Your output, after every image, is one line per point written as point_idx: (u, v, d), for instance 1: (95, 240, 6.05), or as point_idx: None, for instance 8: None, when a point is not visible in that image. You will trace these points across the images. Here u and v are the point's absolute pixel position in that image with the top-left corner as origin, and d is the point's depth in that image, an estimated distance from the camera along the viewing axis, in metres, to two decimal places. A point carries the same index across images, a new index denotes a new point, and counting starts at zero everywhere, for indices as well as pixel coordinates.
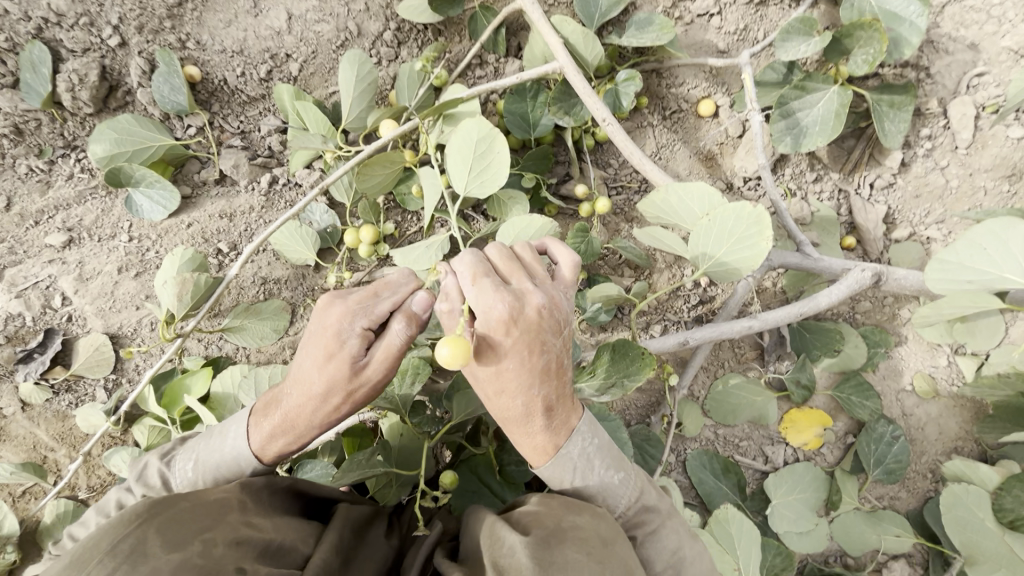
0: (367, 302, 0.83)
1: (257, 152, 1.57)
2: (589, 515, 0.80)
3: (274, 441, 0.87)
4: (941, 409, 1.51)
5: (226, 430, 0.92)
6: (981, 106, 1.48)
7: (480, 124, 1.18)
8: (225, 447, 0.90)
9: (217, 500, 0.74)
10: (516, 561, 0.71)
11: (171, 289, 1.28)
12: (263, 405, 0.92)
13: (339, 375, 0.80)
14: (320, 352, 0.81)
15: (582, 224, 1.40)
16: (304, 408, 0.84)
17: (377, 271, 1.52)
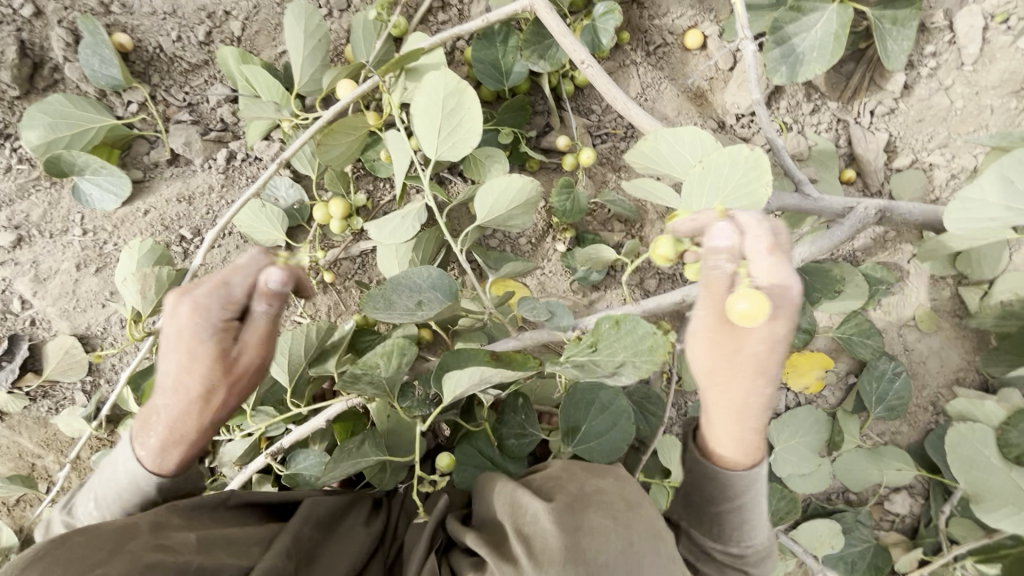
0: (208, 288, 0.79)
1: (208, 126, 1.43)
2: (613, 480, 0.84)
3: (167, 454, 0.86)
4: (943, 341, 1.49)
5: (114, 458, 0.89)
6: (990, 16, 1.39)
7: (446, 76, 1.05)
8: (115, 479, 0.88)
9: (118, 528, 0.73)
10: (540, 528, 0.75)
11: (133, 286, 1.19)
12: (142, 416, 0.88)
13: (209, 367, 0.80)
14: (183, 352, 0.80)
15: (566, 179, 1.32)
16: (185, 413, 0.83)
17: (353, 246, 1.43)
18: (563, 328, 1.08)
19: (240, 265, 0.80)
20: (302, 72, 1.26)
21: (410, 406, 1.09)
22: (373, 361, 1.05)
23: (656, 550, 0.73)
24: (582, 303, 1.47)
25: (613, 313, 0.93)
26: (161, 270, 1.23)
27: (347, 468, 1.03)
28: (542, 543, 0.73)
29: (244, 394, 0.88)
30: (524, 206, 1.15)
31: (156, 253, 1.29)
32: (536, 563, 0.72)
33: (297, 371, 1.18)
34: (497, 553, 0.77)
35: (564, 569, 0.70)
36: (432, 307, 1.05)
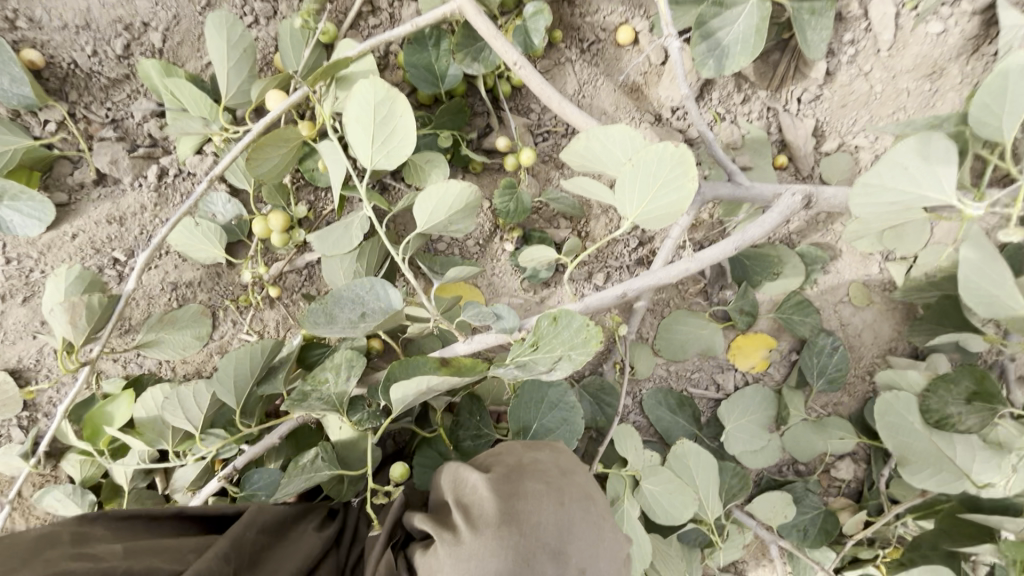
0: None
1: (136, 142, 1.38)
2: (548, 451, 0.90)
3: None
4: (876, 314, 1.58)
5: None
6: (901, 2, 1.42)
7: (376, 85, 1.04)
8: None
9: (40, 538, 0.77)
10: (479, 498, 0.81)
11: (61, 315, 1.14)
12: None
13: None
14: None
15: (508, 180, 1.33)
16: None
17: (297, 258, 1.40)
18: (510, 331, 1.09)
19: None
20: (227, 84, 1.22)
21: (361, 419, 1.07)
22: (321, 378, 1.09)
23: (586, 508, 0.80)
24: (533, 301, 1.49)
25: (551, 310, 0.99)
26: (92, 297, 1.18)
27: (300, 483, 1.02)
28: (478, 509, 0.80)
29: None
30: (464, 211, 1.16)
31: (85, 277, 1.23)
32: (473, 526, 0.78)
33: (244, 392, 1.16)
34: (440, 525, 0.83)
35: (498, 530, 0.76)
36: (375, 318, 1.03)
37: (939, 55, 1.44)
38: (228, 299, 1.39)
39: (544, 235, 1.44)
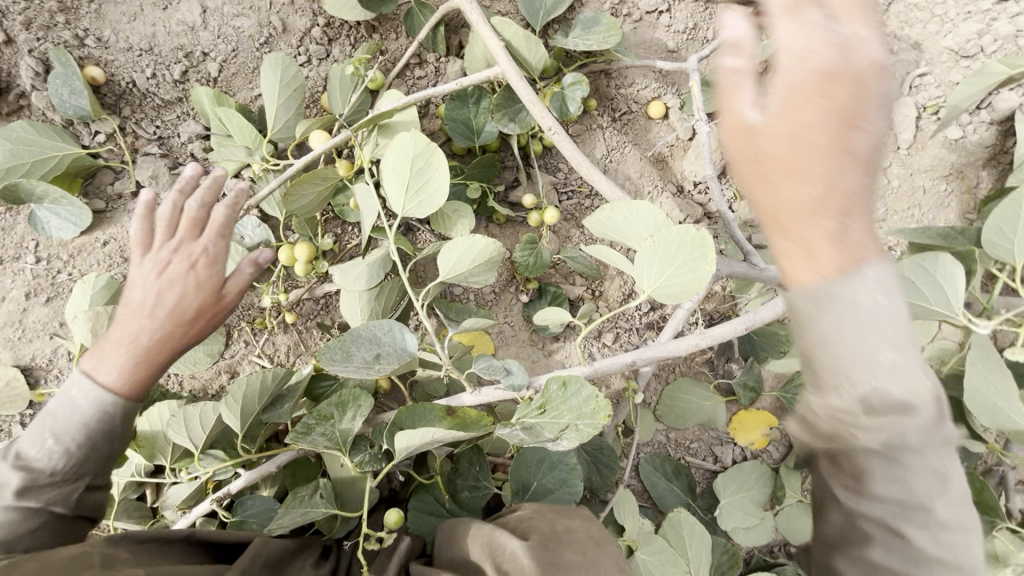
0: (143, 220, 0.91)
1: (178, 160, 1.44)
2: (579, 519, 0.88)
3: (133, 375, 0.89)
4: None
5: (67, 396, 0.88)
6: (922, 106, 1.52)
7: (417, 137, 1.10)
8: (76, 408, 0.88)
9: (71, 557, 0.74)
10: (519, 564, 0.78)
11: (82, 324, 1.19)
12: (97, 350, 0.90)
13: (207, 297, 0.92)
14: (186, 283, 0.90)
15: (530, 236, 1.37)
16: (166, 332, 0.89)
17: (316, 288, 1.43)
18: (518, 387, 1.11)
19: (222, 223, 0.92)
20: (274, 119, 1.28)
21: (362, 462, 1.06)
22: (328, 413, 1.10)
23: None
24: (540, 353, 1.52)
25: (561, 374, 1.02)
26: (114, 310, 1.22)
27: (297, 516, 1.03)
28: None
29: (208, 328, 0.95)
30: (487, 265, 1.19)
31: (109, 287, 1.27)
32: None
33: (250, 418, 1.17)
34: None
35: None
36: (389, 361, 1.05)
37: (956, 159, 1.50)
38: (245, 320, 1.42)
39: (560, 292, 1.47)
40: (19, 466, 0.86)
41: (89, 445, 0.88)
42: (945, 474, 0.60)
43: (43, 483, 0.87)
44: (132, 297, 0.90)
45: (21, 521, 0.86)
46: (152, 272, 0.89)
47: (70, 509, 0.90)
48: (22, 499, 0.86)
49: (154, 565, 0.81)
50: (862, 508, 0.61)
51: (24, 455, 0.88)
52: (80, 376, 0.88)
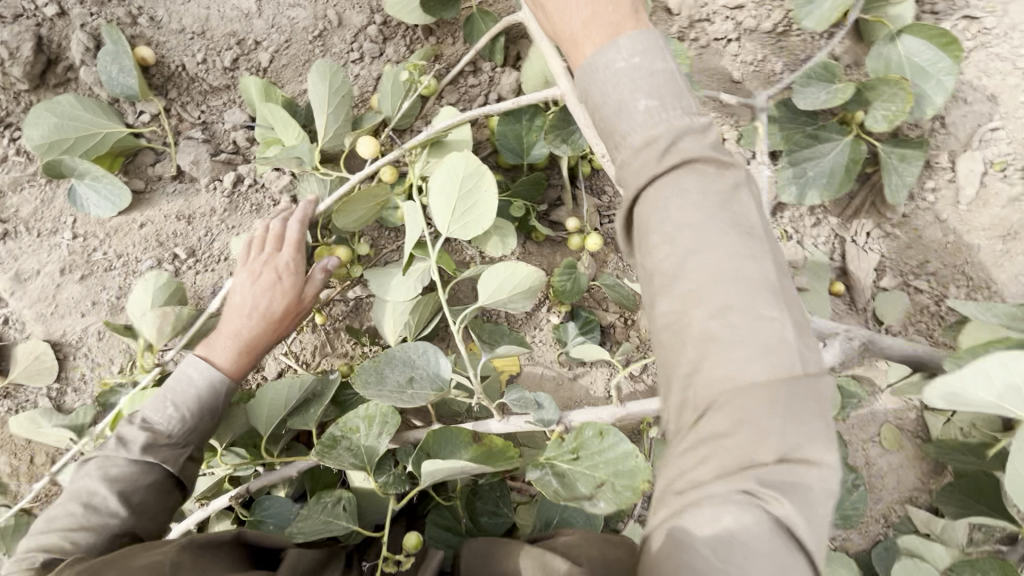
0: (248, 241, 1.12)
1: (220, 146, 1.42)
2: (625, 549, 0.88)
3: (240, 361, 1.04)
4: (902, 459, 1.55)
5: (182, 373, 1.00)
6: (989, 162, 1.45)
7: (468, 157, 1.09)
8: (192, 383, 1.00)
9: (145, 565, 0.72)
10: None
11: (149, 322, 1.17)
12: (205, 343, 1.04)
13: (293, 295, 1.09)
14: (275, 287, 1.07)
15: (570, 260, 1.34)
16: (264, 327, 1.06)
17: (348, 290, 1.42)
18: (547, 422, 1.09)
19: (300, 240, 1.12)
20: (327, 126, 1.22)
21: (386, 482, 1.05)
22: (354, 424, 1.09)
23: None
24: (566, 376, 1.50)
25: (599, 424, 1.04)
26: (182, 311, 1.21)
27: (316, 528, 1.04)
28: None
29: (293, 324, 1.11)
30: (526, 292, 1.16)
31: (171, 287, 1.25)
32: None
33: (274, 423, 1.16)
34: None
35: None
36: (423, 385, 1.04)
37: (1019, 220, 1.43)
38: None
39: (594, 318, 1.44)
40: (144, 427, 0.94)
41: (200, 411, 0.98)
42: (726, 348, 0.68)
43: (162, 443, 0.94)
44: (235, 300, 1.07)
45: (142, 475, 0.91)
46: (246, 279, 1.08)
47: (180, 470, 0.96)
48: (147, 454, 0.92)
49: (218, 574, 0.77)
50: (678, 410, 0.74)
51: (147, 420, 0.96)
52: (196, 359, 1.02)
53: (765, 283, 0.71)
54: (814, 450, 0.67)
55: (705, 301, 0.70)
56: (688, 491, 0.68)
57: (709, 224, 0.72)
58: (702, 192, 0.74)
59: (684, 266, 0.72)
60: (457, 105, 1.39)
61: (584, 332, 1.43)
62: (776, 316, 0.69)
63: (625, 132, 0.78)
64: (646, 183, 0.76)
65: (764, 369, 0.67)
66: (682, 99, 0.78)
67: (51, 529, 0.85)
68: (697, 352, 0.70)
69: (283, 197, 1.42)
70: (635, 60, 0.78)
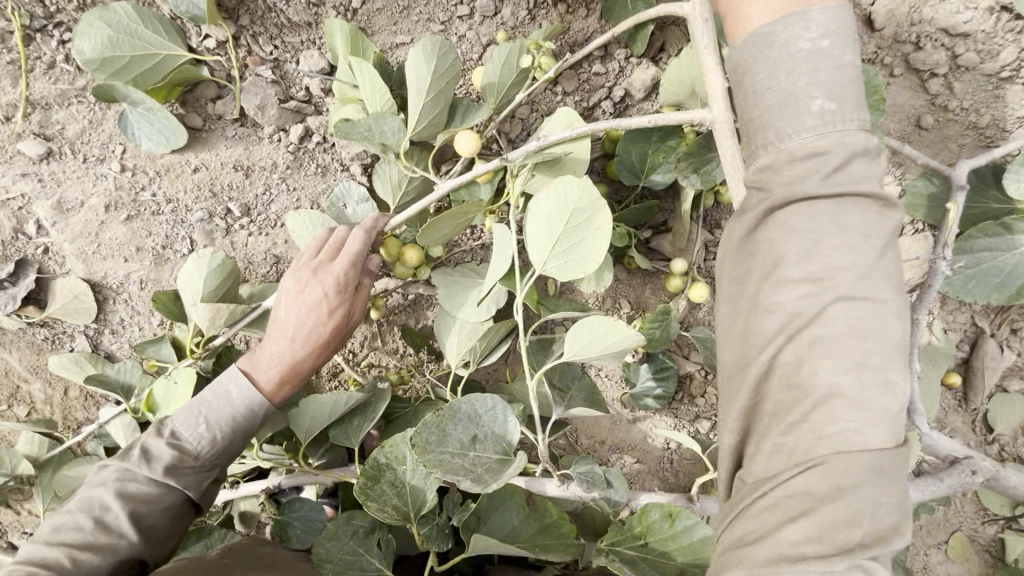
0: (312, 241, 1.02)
1: (290, 91, 1.22)
2: None
3: (282, 385, 0.97)
4: (963, 572, 1.42)
5: (221, 389, 0.94)
6: None
7: (585, 186, 0.86)
8: (230, 402, 0.94)
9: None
10: None
11: (203, 311, 1.09)
12: (250, 356, 0.98)
13: (342, 320, 0.99)
14: (321, 309, 0.97)
15: (667, 305, 1.17)
16: (308, 353, 0.98)
17: (408, 285, 1.27)
18: (616, 505, 0.99)
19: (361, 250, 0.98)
20: (420, 113, 1.01)
21: (428, 535, 0.98)
22: (401, 455, 0.99)
23: None
24: (624, 416, 1.37)
25: (668, 506, 0.95)
26: (236, 305, 1.13)
27: (343, 546, 0.99)
28: None
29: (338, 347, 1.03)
30: (617, 352, 0.98)
31: (227, 269, 1.11)
32: None
33: (316, 429, 1.08)
34: None
35: None
36: (486, 447, 0.91)
37: None
38: None
39: (671, 365, 1.27)
40: (172, 445, 0.90)
41: (232, 433, 0.93)
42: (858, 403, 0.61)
43: (186, 465, 0.90)
44: (279, 316, 0.98)
45: (160, 497, 0.88)
46: (293, 291, 0.97)
47: (199, 494, 0.92)
48: (169, 477, 0.88)
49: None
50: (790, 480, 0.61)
51: (176, 434, 0.92)
52: (236, 374, 0.95)
53: (899, 345, 0.63)
54: (902, 537, 0.61)
55: (834, 358, 0.62)
56: (768, 552, 0.60)
57: (863, 279, 0.63)
58: (863, 235, 0.63)
59: (820, 325, 0.63)
60: (574, 95, 1.17)
61: (658, 378, 1.27)
62: (899, 384, 0.63)
63: (784, 174, 0.66)
64: (798, 223, 0.64)
65: (881, 441, 0.61)
66: (873, 161, 0.65)
67: (57, 540, 0.83)
68: (815, 408, 0.62)
69: (353, 165, 1.25)
70: (830, 107, 0.65)
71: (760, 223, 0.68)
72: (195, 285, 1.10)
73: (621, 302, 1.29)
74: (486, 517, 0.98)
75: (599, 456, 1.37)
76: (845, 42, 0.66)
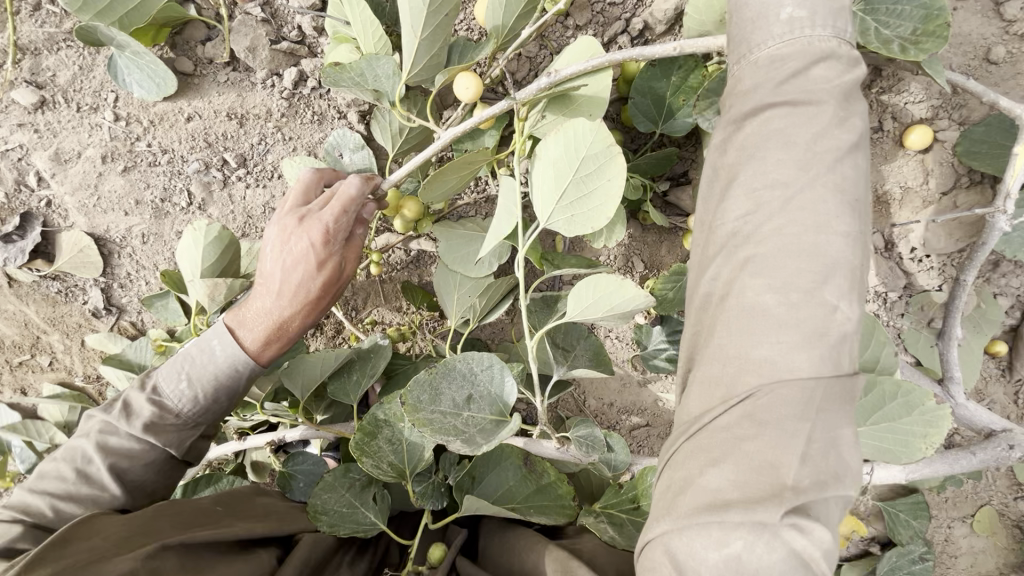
0: (301, 187, 0.97)
1: (282, 31, 1.14)
2: None
3: (268, 345, 0.94)
4: (988, 546, 1.37)
5: (205, 345, 0.93)
6: None
7: (597, 129, 0.77)
8: (212, 358, 0.92)
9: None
10: None
11: (200, 289, 1.06)
12: (236, 314, 0.94)
13: (331, 276, 0.94)
14: (309, 262, 0.92)
15: (682, 265, 1.09)
16: (296, 311, 0.94)
17: (409, 241, 1.23)
18: (616, 469, 0.97)
19: (355, 198, 0.93)
20: (416, 59, 0.92)
21: (423, 493, 1.00)
22: (399, 412, 0.98)
23: None
24: (634, 379, 1.32)
25: None
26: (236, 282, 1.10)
27: (341, 499, 1.01)
28: None
29: (326, 304, 0.99)
30: (623, 314, 0.92)
31: (221, 241, 1.08)
32: None
33: (314, 388, 1.07)
34: None
35: None
36: (482, 407, 0.88)
37: None
38: None
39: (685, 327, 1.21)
40: (152, 402, 0.90)
41: (215, 393, 0.92)
42: (781, 325, 0.54)
43: (167, 421, 0.91)
44: (263, 270, 0.94)
45: (142, 453, 0.90)
46: (277, 247, 0.92)
47: (182, 452, 0.94)
48: (148, 433, 0.90)
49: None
50: (712, 417, 0.55)
51: (158, 391, 0.92)
52: (222, 330, 0.93)
53: (840, 265, 0.55)
54: (843, 485, 0.51)
55: (762, 278, 0.55)
56: (692, 501, 0.53)
57: (805, 194, 0.55)
58: (811, 149, 0.56)
59: (752, 244, 0.56)
60: (586, 29, 1.07)
61: (671, 340, 1.21)
62: (838, 307, 0.54)
63: (745, 86, 0.60)
64: (751, 143, 0.58)
65: (810, 371, 0.53)
66: (846, 66, 0.57)
67: (41, 487, 0.88)
68: (733, 335, 0.56)
69: (350, 112, 1.18)
70: (800, 14, 0.58)
71: (719, 149, 0.62)
72: (195, 259, 1.08)
73: (634, 260, 1.21)
74: (481, 478, 0.98)
75: (607, 419, 1.34)
76: None
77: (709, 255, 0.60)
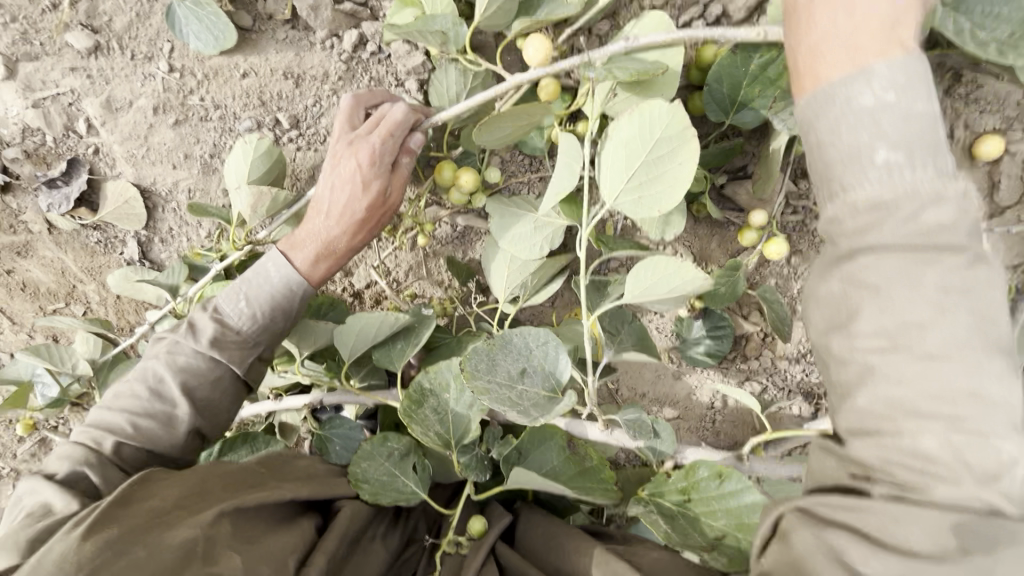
0: (345, 114, 0.97)
1: None
2: None
3: (317, 266, 0.98)
4: None
5: (260, 268, 0.97)
6: None
7: (676, 111, 0.76)
8: (268, 281, 0.95)
9: (180, 544, 0.70)
10: None
11: (245, 197, 1.09)
12: (289, 238, 0.98)
13: (375, 201, 0.96)
14: (356, 184, 0.94)
15: (737, 260, 1.09)
16: (342, 232, 0.97)
17: (457, 215, 1.22)
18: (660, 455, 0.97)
19: (399, 124, 0.95)
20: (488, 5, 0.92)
21: (468, 464, 0.99)
22: (445, 382, 0.99)
23: None
24: (670, 370, 1.33)
25: (718, 466, 0.90)
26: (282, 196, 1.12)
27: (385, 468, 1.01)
28: None
29: (372, 230, 1.01)
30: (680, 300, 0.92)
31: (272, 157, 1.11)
32: None
33: (361, 350, 1.07)
34: None
35: None
36: (535, 382, 0.88)
37: None
38: None
39: (728, 323, 1.20)
40: (215, 319, 0.94)
41: (272, 312, 0.95)
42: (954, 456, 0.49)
43: (229, 338, 0.94)
44: (315, 195, 0.99)
45: (208, 370, 0.93)
46: (329, 170, 0.95)
47: (244, 369, 0.96)
48: (214, 349, 0.92)
49: (257, 546, 0.77)
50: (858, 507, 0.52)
51: (219, 310, 0.96)
52: (276, 255, 0.97)
53: (1007, 407, 0.50)
54: None
55: (913, 415, 0.51)
56: None
57: (939, 335, 0.50)
58: (941, 285, 0.50)
59: (897, 384, 0.51)
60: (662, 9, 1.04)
61: (712, 335, 1.21)
62: (1007, 443, 0.49)
63: (846, 226, 0.56)
64: (867, 278, 0.53)
65: (968, 500, 0.49)
66: (949, 201, 0.52)
67: (118, 405, 0.93)
68: (867, 458, 0.53)
69: (409, 80, 1.16)
70: (895, 159, 0.54)
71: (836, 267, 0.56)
72: (241, 172, 1.10)
73: (683, 252, 1.21)
74: (527, 454, 0.98)
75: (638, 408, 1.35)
76: (901, 117, 0.54)
77: (848, 390, 0.55)
